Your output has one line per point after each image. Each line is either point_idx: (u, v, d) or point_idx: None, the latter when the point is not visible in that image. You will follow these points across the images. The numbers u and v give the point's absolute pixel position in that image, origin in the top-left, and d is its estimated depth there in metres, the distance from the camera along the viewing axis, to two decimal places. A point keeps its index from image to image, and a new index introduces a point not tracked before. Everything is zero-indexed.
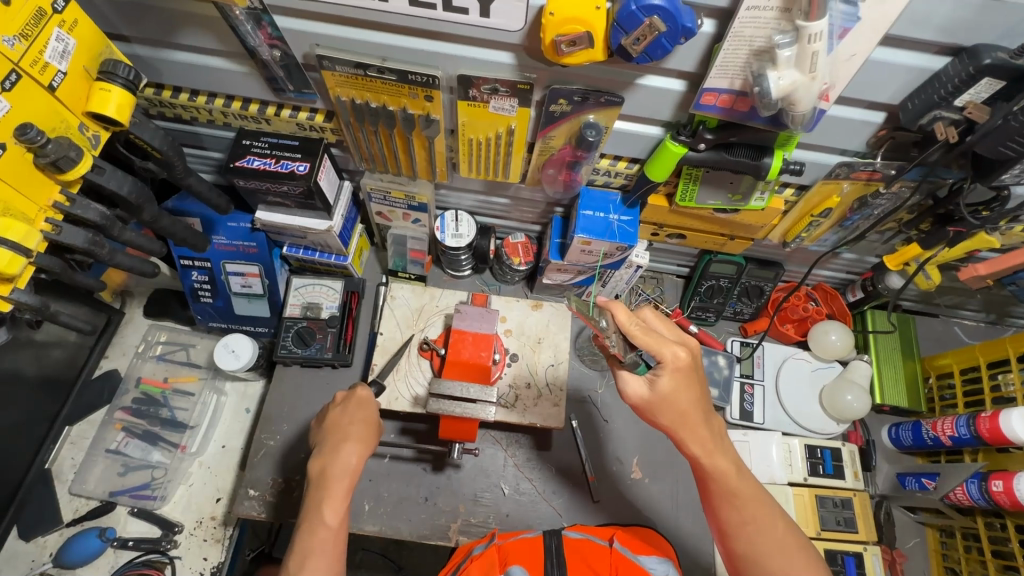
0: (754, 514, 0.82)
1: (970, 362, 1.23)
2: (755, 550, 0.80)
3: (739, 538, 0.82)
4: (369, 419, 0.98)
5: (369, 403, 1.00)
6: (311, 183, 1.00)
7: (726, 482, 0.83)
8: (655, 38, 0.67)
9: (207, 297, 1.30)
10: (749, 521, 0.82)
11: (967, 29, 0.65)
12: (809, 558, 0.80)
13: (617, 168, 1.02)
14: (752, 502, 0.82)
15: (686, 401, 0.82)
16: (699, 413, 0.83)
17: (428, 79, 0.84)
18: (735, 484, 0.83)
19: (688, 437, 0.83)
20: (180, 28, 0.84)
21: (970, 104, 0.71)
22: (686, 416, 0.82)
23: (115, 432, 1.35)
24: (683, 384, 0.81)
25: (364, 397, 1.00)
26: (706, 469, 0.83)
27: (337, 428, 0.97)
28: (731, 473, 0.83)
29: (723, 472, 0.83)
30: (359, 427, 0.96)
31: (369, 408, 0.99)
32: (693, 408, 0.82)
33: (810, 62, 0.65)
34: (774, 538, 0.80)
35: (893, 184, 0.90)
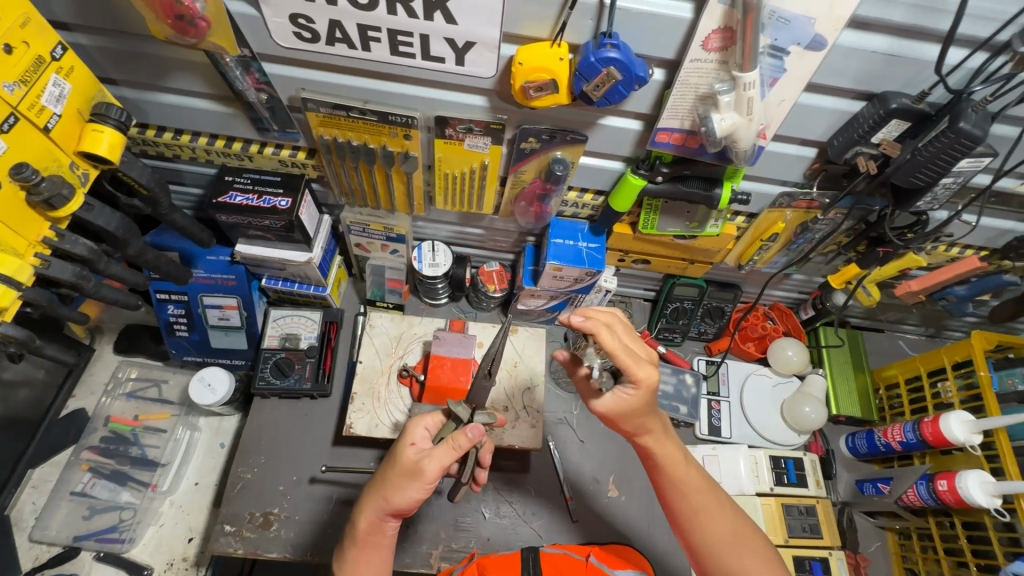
0: (703, 502, 0.86)
1: (913, 373, 1.33)
2: (708, 539, 0.85)
3: (693, 529, 0.86)
4: (392, 469, 0.86)
5: (409, 435, 0.88)
6: (293, 217, 1.04)
7: (674, 472, 0.87)
8: (612, 85, 0.75)
9: (183, 330, 1.30)
10: (700, 511, 0.86)
11: (876, 79, 0.76)
12: (759, 543, 0.86)
13: (584, 200, 1.10)
14: (701, 491, 0.87)
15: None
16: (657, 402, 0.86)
17: (407, 120, 0.91)
18: (683, 474, 0.87)
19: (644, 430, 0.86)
20: (169, 73, 0.89)
21: (884, 141, 0.82)
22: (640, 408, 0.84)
23: (81, 473, 1.31)
24: (650, 403, 0.82)
25: (404, 433, 0.89)
26: (659, 457, 0.87)
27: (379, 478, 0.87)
28: (677, 462, 0.88)
29: (671, 461, 0.87)
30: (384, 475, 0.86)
31: (397, 454, 0.86)
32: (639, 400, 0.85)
33: (746, 106, 0.74)
34: (725, 526, 0.85)
35: (829, 211, 1.01)
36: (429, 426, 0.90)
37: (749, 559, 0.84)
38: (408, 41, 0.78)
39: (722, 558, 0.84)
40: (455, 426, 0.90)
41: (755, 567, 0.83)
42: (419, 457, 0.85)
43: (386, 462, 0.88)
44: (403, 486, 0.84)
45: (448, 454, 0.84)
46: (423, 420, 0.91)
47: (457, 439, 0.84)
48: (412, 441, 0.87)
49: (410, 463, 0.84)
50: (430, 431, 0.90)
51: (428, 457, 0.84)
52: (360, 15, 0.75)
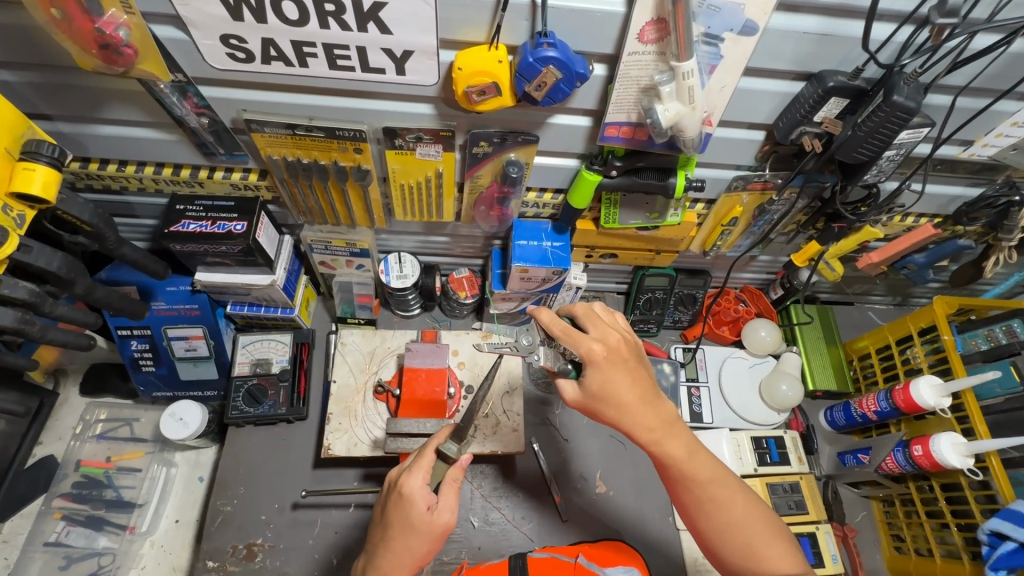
0: (710, 495, 0.83)
1: (882, 342, 1.36)
2: (720, 526, 0.83)
3: (705, 519, 0.83)
4: (410, 534, 0.82)
5: (416, 500, 0.82)
6: (250, 241, 1.02)
7: (680, 468, 0.83)
8: (554, 83, 0.75)
9: (149, 365, 1.27)
10: (706, 503, 0.83)
11: (811, 60, 0.77)
12: (771, 527, 0.83)
13: (544, 200, 1.10)
14: (709, 483, 0.83)
15: (621, 390, 0.82)
16: (643, 399, 0.83)
17: (355, 133, 0.90)
18: (688, 467, 0.83)
19: (640, 422, 0.82)
20: (104, 104, 0.87)
21: (826, 119, 0.83)
22: (629, 408, 0.82)
23: (54, 523, 1.24)
24: (613, 376, 0.82)
25: (411, 501, 0.82)
26: (661, 451, 0.83)
27: (396, 546, 0.82)
28: (683, 457, 0.83)
29: (674, 458, 0.83)
30: (405, 546, 0.82)
31: (414, 523, 0.82)
32: (630, 397, 0.82)
33: (688, 95, 0.75)
34: (734, 515, 0.82)
35: (784, 191, 1.02)
36: (426, 479, 0.84)
37: (758, 541, 0.81)
38: (345, 54, 0.77)
39: (737, 543, 0.82)
40: (445, 466, 0.88)
41: (765, 548, 0.81)
42: (438, 514, 0.83)
43: (400, 533, 0.82)
44: (430, 545, 0.83)
45: (455, 492, 0.85)
46: (419, 477, 0.84)
47: (455, 474, 0.86)
48: (427, 504, 0.82)
49: (437, 527, 0.82)
50: (427, 481, 0.85)
51: (446, 510, 0.84)
52: (292, 31, 0.73)
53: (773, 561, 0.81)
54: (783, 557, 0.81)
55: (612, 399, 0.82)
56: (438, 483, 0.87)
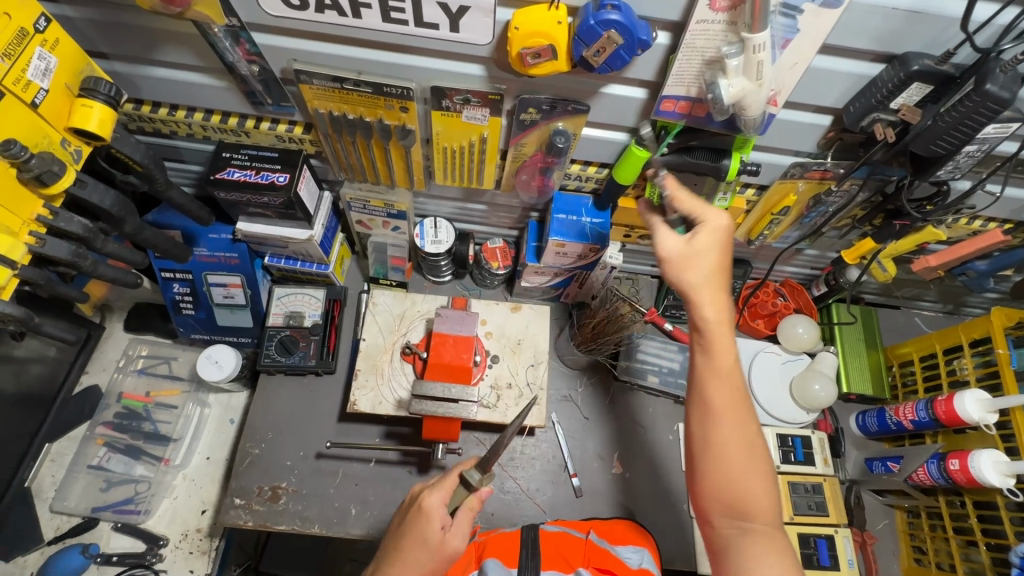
0: (731, 400, 0.77)
1: (928, 350, 1.30)
2: (719, 446, 0.76)
3: (708, 427, 0.77)
4: (420, 548, 0.81)
5: (432, 518, 0.82)
6: (291, 194, 1.03)
7: (717, 366, 0.78)
8: (613, 50, 0.72)
9: (189, 308, 1.32)
10: (726, 409, 0.77)
11: (895, 39, 0.71)
12: (769, 477, 0.75)
13: (587, 173, 1.07)
14: (736, 395, 0.77)
15: (706, 265, 0.80)
16: (718, 285, 0.80)
17: (403, 91, 0.88)
18: (728, 367, 0.78)
19: (705, 306, 0.79)
20: (158, 45, 0.87)
21: (904, 107, 0.78)
22: (707, 283, 0.79)
23: (97, 448, 1.35)
24: (715, 258, 0.80)
25: (428, 516, 0.83)
26: (709, 337, 0.78)
27: (402, 556, 0.81)
28: (726, 364, 0.77)
29: (721, 353, 0.78)
30: (411, 558, 0.81)
31: (425, 537, 0.81)
32: (709, 278, 0.79)
33: (756, 70, 0.71)
34: (743, 444, 0.75)
35: (844, 182, 0.96)
36: (445, 498, 0.85)
37: (749, 483, 0.74)
38: (399, 6, 0.74)
39: (730, 469, 0.75)
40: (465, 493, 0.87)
41: (756, 491, 0.74)
42: (449, 537, 0.82)
43: (411, 545, 0.81)
44: (434, 568, 0.82)
45: (467, 521, 0.85)
46: (439, 495, 0.85)
47: (472, 503, 0.86)
48: (441, 524, 0.82)
49: (447, 549, 0.82)
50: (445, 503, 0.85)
51: (458, 536, 0.83)
52: None
53: (757, 507, 0.74)
54: (767, 509, 0.74)
55: (697, 269, 0.80)
56: (455, 509, 0.85)
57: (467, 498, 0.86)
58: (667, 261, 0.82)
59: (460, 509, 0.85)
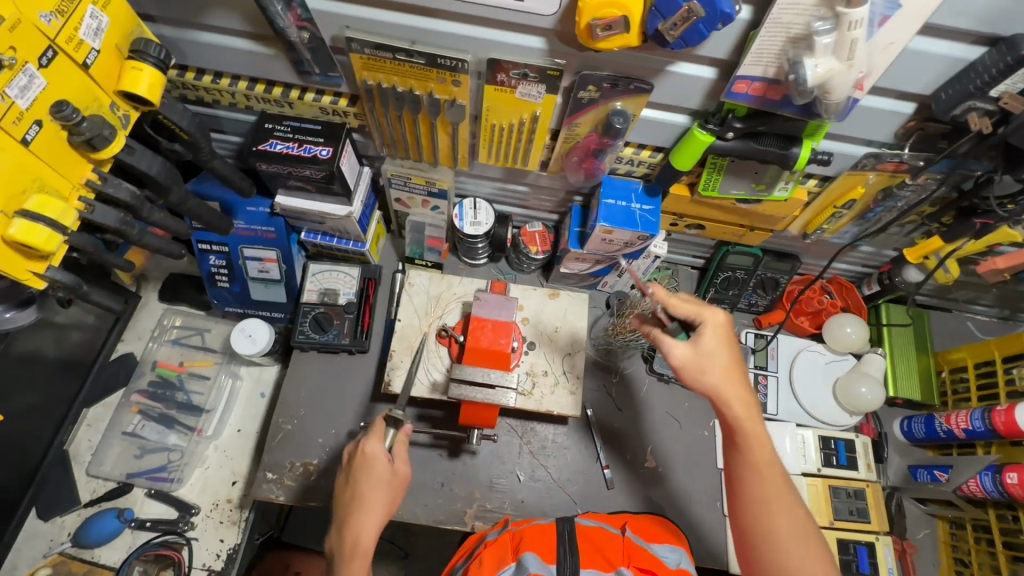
0: (769, 491, 0.78)
1: (984, 356, 1.24)
2: (774, 538, 0.76)
3: (759, 520, 0.77)
4: (379, 485, 0.91)
5: (379, 456, 0.93)
6: (334, 168, 1.00)
7: (753, 460, 0.79)
8: (692, 24, 0.67)
9: (224, 281, 1.31)
10: (772, 499, 0.77)
11: (1007, 20, 0.65)
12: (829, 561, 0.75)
13: (640, 157, 1.02)
14: (779, 482, 0.79)
15: (717, 366, 0.80)
16: (735, 380, 0.81)
17: (457, 63, 0.84)
18: (764, 455, 0.79)
19: (730, 403, 0.80)
20: (207, 9, 0.84)
21: (1005, 95, 0.71)
22: (725, 379, 0.80)
23: (131, 415, 1.37)
24: (723, 353, 0.81)
25: (374, 458, 0.92)
26: (741, 430, 0.80)
27: (369, 495, 0.91)
28: (761, 456, 0.79)
29: (753, 448, 0.79)
30: (374, 499, 0.91)
31: (378, 474, 0.92)
32: (725, 374, 0.80)
33: (848, 50, 0.66)
34: (794, 531, 0.76)
35: (919, 175, 0.90)
36: (382, 440, 0.95)
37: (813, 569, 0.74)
38: None
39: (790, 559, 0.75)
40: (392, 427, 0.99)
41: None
42: (395, 465, 0.95)
43: (370, 488, 0.91)
44: (394, 497, 0.93)
45: (406, 449, 0.98)
46: (375, 439, 0.94)
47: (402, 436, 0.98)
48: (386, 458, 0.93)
49: (397, 475, 0.94)
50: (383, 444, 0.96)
51: (401, 461, 0.96)
52: None
53: None
54: None
55: (708, 371, 0.80)
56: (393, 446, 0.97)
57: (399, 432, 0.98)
58: (681, 369, 0.82)
59: (396, 445, 0.97)
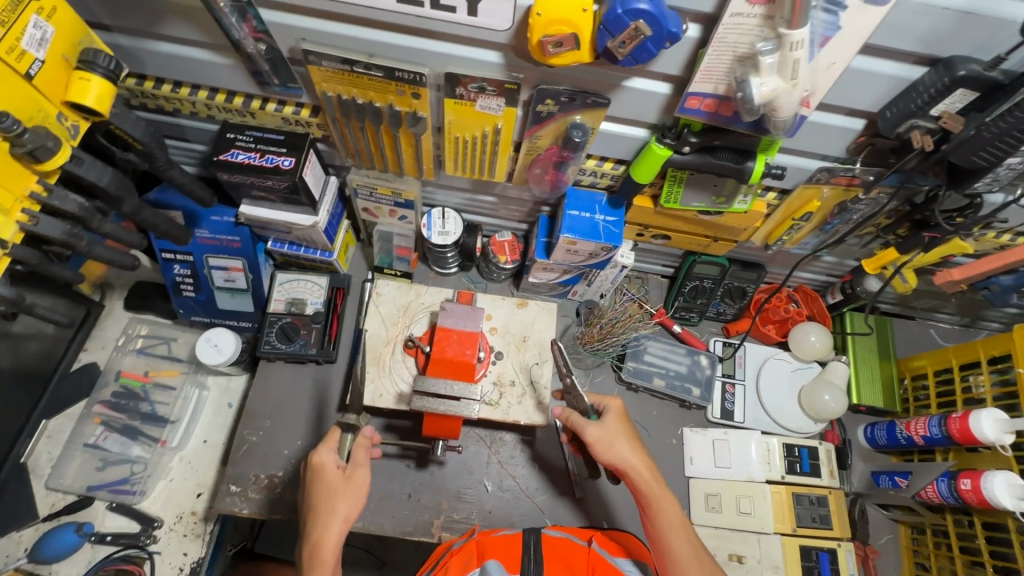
0: (678, 544, 0.88)
1: (943, 364, 1.27)
2: None
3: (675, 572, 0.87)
4: (329, 493, 0.90)
5: (327, 468, 0.91)
6: (296, 179, 1.00)
7: (662, 520, 0.90)
8: (640, 42, 0.67)
9: (189, 290, 1.29)
10: (682, 555, 0.87)
11: (944, 41, 0.67)
12: None
13: (603, 169, 1.03)
14: (685, 539, 0.89)
15: (619, 440, 0.95)
16: (637, 449, 0.95)
17: (415, 77, 0.84)
18: (670, 513, 0.90)
19: (637, 468, 0.93)
20: (163, 19, 0.83)
21: (945, 114, 0.73)
22: (630, 450, 0.94)
23: (94, 426, 1.33)
24: (623, 430, 0.96)
25: (322, 468, 0.91)
26: (649, 492, 0.91)
27: (324, 501, 0.89)
28: (669, 514, 0.90)
29: (661, 509, 0.90)
30: (328, 507, 0.88)
31: (324, 478, 0.90)
32: (627, 444, 0.95)
33: (791, 70, 0.66)
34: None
35: (872, 189, 0.92)
36: (333, 448, 0.93)
37: None
38: None
39: None
40: (351, 436, 0.97)
41: None
42: (350, 471, 0.92)
43: (326, 498, 0.89)
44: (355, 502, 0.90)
45: (365, 453, 0.94)
46: (325, 446, 0.93)
47: (364, 441, 0.96)
48: (337, 465, 0.92)
49: (348, 480, 0.91)
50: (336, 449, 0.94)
51: (358, 465, 0.93)
52: None
53: None
54: None
55: (614, 445, 0.94)
56: (348, 452, 0.95)
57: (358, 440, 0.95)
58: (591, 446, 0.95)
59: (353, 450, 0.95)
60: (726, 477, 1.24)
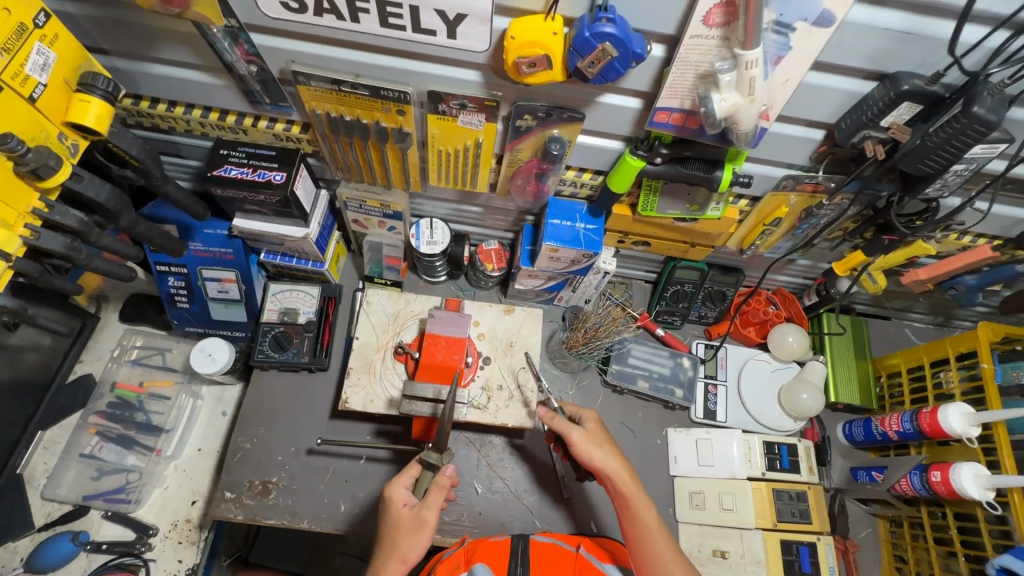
0: (659, 547, 0.92)
1: (915, 362, 1.31)
2: None
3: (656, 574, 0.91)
4: (394, 531, 0.94)
5: (395, 506, 0.95)
6: (288, 193, 1.04)
7: (642, 523, 0.94)
8: (608, 62, 0.72)
9: (184, 302, 1.33)
10: (663, 556, 0.91)
11: (889, 58, 0.72)
12: None
13: (582, 180, 1.08)
14: (663, 540, 0.93)
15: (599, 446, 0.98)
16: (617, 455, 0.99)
17: (399, 95, 0.89)
18: (650, 516, 0.94)
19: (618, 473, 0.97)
20: (158, 43, 0.87)
21: (894, 125, 0.79)
22: (608, 455, 0.98)
23: (89, 436, 1.36)
24: (602, 436, 1.01)
25: (390, 500, 0.96)
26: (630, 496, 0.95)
27: (389, 539, 0.94)
28: (649, 517, 0.94)
29: (642, 513, 0.95)
30: (392, 542, 0.93)
31: (394, 515, 0.95)
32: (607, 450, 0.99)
33: (748, 86, 0.71)
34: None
35: (835, 196, 0.97)
36: (407, 484, 0.98)
37: None
38: (397, 12, 0.75)
39: None
40: (432, 475, 0.98)
41: None
42: (417, 511, 0.94)
43: (392, 534, 0.94)
44: (419, 542, 0.93)
45: (438, 497, 0.95)
46: (398, 483, 0.97)
47: (443, 481, 0.95)
48: (404, 501, 0.96)
49: (410, 521, 0.94)
50: (410, 486, 0.98)
51: (429, 507, 0.94)
52: None
53: None
54: None
55: (596, 450, 0.98)
56: (423, 490, 0.97)
57: (435, 479, 0.96)
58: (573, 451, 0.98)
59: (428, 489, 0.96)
60: (709, 475, 1.28)
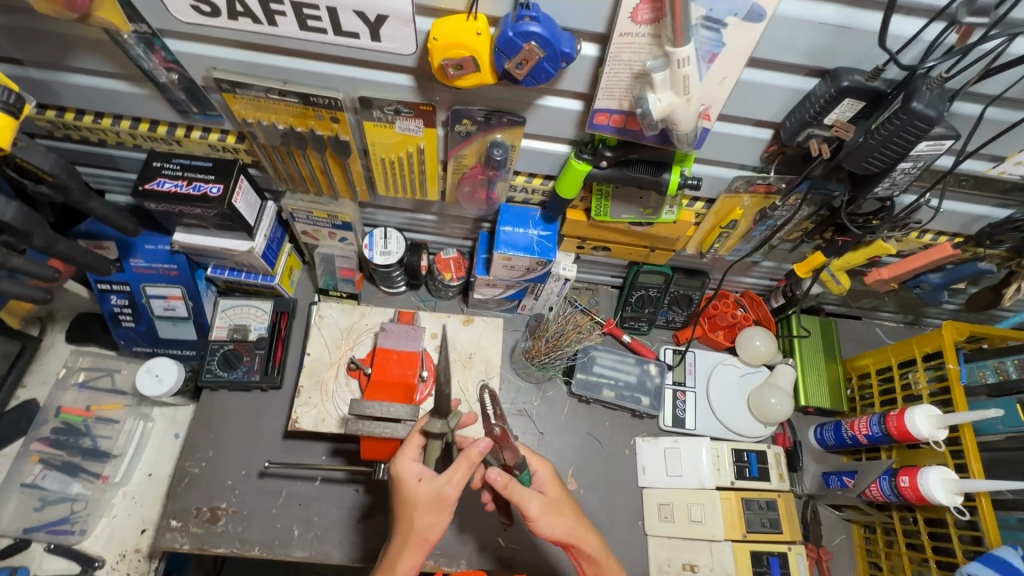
0: None
1: (884, 362, 1.29)
2: None
3: None
4: (410, 506, 0.82)
5: (411, 483, 0.82)
6: (225, 207, 0.99)
7: None
8: (536, 62, 0.69)
9: (128, 321, 1.27)
10: None
11: (826, 53, 0.70)
12: None
13: (533, 185, 1.04)
14: None
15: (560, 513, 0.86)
16: (581, 521, 0.88)
17: (330, 101, 0.85)
18: None
19: (585, 542, 0.86)
20: (72, 52, 0.83)
21: (837, 123, 0.76)
22: (571, 522, 0.87)
23: (31, 465, 1.27)
24: (562, 497, 0.90)
25: (402, 479, 0.83)
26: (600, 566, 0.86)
27: (406, 511, 0.83)
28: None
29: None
30: (408, 520, 0.81)
31: (409, 492, 0.82)
32: (570, 514, 0.87)
33: (683, 85, 0.68)
34: None
35: (788, 197, 0.95)
36: (415, 457, 0.85)
37: None
38: (315, 13, 0.71)
39: None
40: (439, 444, 0.86)
41: None
42: (435, 485, 0.82)
43: (405, 514, 0.83)
44: (437, 520, 0.82)
45: (465, 471, 0.82)
46: (409, 455, 0.85)
47: (472, 454, 0.82)
48: (417, 476, 0.83)
49: (429, 496, 0.81)
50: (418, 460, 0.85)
51: (450, 483, 0.82)
52: None
53: None
54: None
55: (558, 517, 0.86)
56: (433, 462, 0.86)
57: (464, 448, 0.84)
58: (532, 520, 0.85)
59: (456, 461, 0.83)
60: (677, 485, 1.24)
